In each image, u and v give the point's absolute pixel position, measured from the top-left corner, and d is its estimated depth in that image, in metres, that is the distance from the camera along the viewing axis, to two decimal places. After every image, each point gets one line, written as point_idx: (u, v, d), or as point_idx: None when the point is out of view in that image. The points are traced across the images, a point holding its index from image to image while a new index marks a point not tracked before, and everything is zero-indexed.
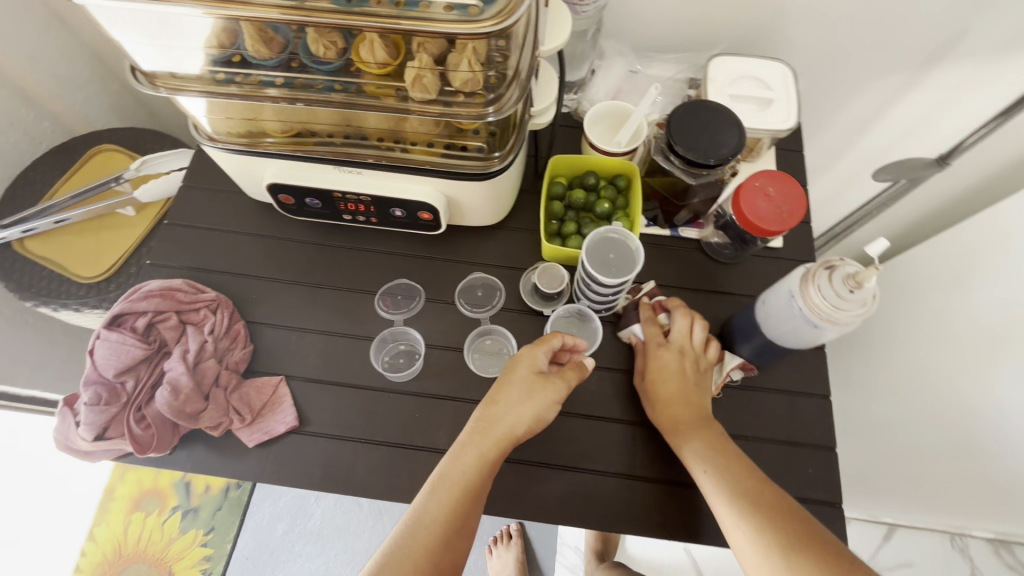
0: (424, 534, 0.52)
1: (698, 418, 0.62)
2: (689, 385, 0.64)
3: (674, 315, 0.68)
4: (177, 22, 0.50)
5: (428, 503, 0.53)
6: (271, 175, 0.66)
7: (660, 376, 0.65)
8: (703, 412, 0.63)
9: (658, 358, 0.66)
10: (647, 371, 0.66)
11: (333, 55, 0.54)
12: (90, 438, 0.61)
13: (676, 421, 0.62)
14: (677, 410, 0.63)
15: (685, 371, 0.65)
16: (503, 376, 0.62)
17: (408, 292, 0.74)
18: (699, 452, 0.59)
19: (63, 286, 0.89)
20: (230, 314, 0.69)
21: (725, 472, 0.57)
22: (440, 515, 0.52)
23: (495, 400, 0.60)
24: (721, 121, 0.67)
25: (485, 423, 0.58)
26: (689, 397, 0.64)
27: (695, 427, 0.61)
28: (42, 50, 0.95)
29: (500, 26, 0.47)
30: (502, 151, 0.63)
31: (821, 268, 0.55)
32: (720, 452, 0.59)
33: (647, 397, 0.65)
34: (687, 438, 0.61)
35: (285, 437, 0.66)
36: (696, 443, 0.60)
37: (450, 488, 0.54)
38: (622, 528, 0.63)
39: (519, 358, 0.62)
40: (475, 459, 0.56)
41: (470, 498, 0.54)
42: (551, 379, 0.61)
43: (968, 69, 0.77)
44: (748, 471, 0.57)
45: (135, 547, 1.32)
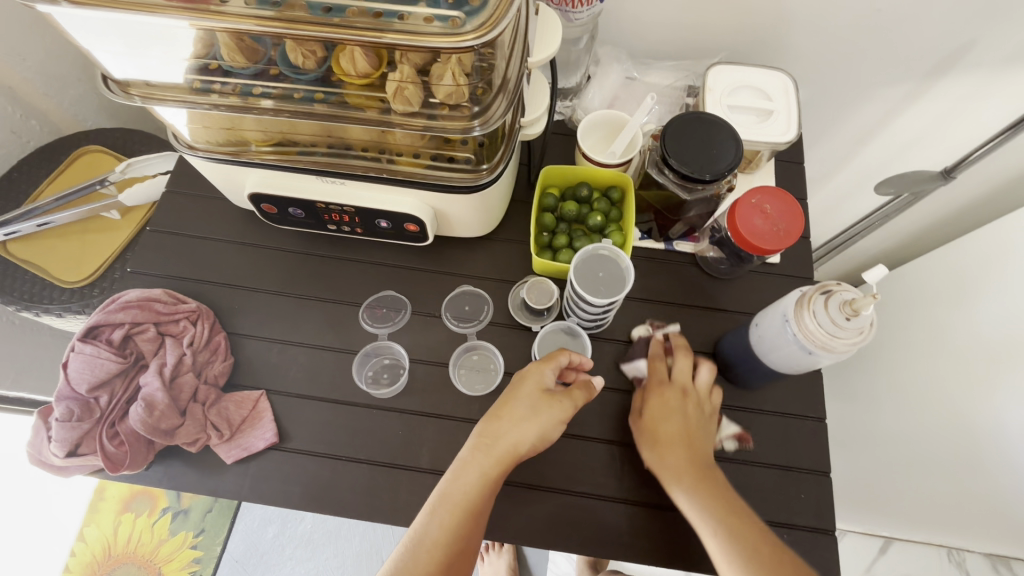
0: (426, 558, 0.50)
1: (700, 469, 0.58)
2: (690, 428, 0.61)
3: (678, 353, 0.67)
4: (145, 29, 0.47)
5: (429, 524, 0.52)
6: (253, 184, 0.64)
7: (660, 415, 0.62)
8: (705, 462, 0.59)
9: (658, 396, 0.63)
10: (647, 410, 0.63)
11: (312, 65, 0.51)
12: (62, 455, 0.60)
13: (676, 472, 0.58)
14: (676, 461, 0.59)
15: (688, 411, 0.63)
16: (510, 392, 0.59)
17: (394, 304, 0.72)
18: (704, 513, 0.54)
19: (47, 290, 0.87)
20: (210, 325, 0.68)
21: (730, 538, 0.52)
22: (442, 538, 0.51)
23: (501, 417, 0.57)
24: (719, 135, 0.64)
25: (488, 439, 0.55)
26: (691, 441, 0.60)
27: (697, 482, 0.57)
28: (28, 47, 0.93)
29: (483, 38, 0.45)
30: (491, 163, 0.61)
31: (817, 293, 0.53)
32: (725, 512, 0.54)
33: (645, 437, 0.62)
34: (689, 494, 0.56)
35: (265, 453, 0.64)
36: (698, 501, 0.55)
37: (451, 509, 0.52)
38: (608, 552, 0.62)
39: (526, 374, 0.60)
40: (477, 477, 0.54)
41: (471, 517, 0.52)
42: (557, 397, 0.59)
43: (975, 79, 0.75)
44: (751, 525, 0.54)
45: (125, 548, 1.31)
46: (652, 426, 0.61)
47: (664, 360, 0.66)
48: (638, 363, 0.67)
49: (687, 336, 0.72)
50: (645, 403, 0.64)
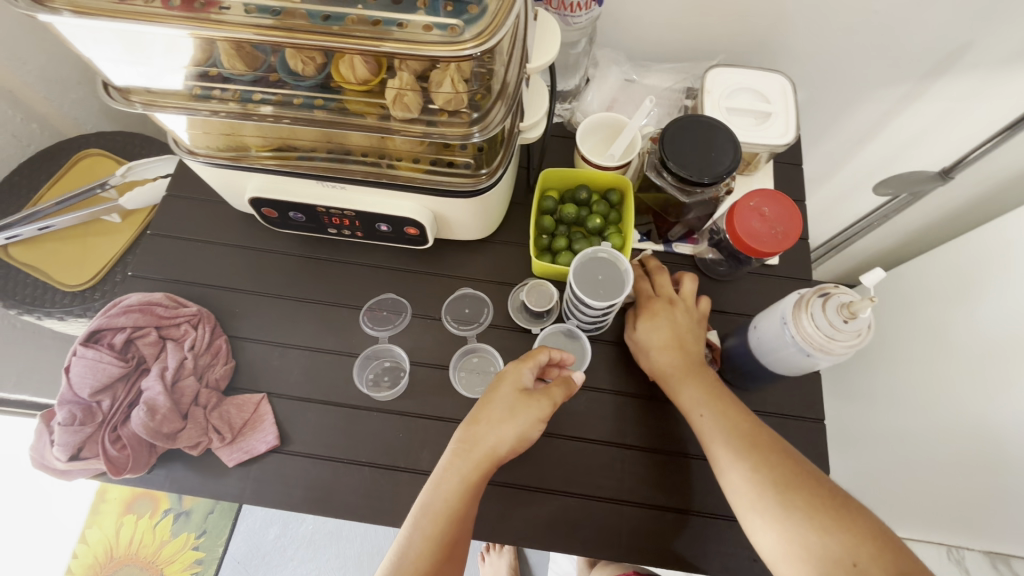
0: (410, 568, 0.50)
1: (693, 364, 0.63)
2: (681, 331, 0.65)
3: (658, 271, 0.70)
4: (145, 38, 0.48)
5: (413, 533, 0.52)
6: (253, 189, 0.64)
7: (651, 326, 0.65)
8: (696, 358, 0.63)
9: (646, 311, 0.67)
10: (639, 324, 0.66)
11: (312, 71, 0.51)
12: (65, 459, 0.60)
13: (671, 367, 0.63)
14: (672, 358, 0.63)
15: (676, 318, 0.65)
16: (488, 392, 0.59)
17: (394, 307, 0.73)
18: (698, 403, 0.59)
19: (48, 294, 0.87)
20: (211, 329, 0.68)
21: (720, 415, 0.58)
22: (426, 546, 0.51)
23: (478, 420, 0.57)
24: (717, 138, 0.65)
25: (467, 444, 0.56)
26: (682, 344, 0.64)
27: (691, 373, 0.62)
28: (28, 51, 0.93)
29: (482, 46, 0.45)
30: (490, 167, 0.62)
31: (815, 296, 0.53)
32: (717, 399, 0.59)
33: (640, 346, 0.66)
34: (686, 386, 0.61)
35: (266, 456, 0.65)
36: (694, 392, 0.60)
37: (432, 518, 0.52)
38: (607, 553, 0.62)
39: (504, 374, 0.60)
40: (457, 483, 0.54)
41: (454, 524, 0.52)
42: (534, 396, 0.59)
43: (974, 80, 0.75)
44: (741, 413, 0.58)
45: (127, 550, 1.32)
46: (645, 336, 0.65)
47: (646, 279, 0.70)
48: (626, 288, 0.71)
49: None
50: (636, 320, 0.67)
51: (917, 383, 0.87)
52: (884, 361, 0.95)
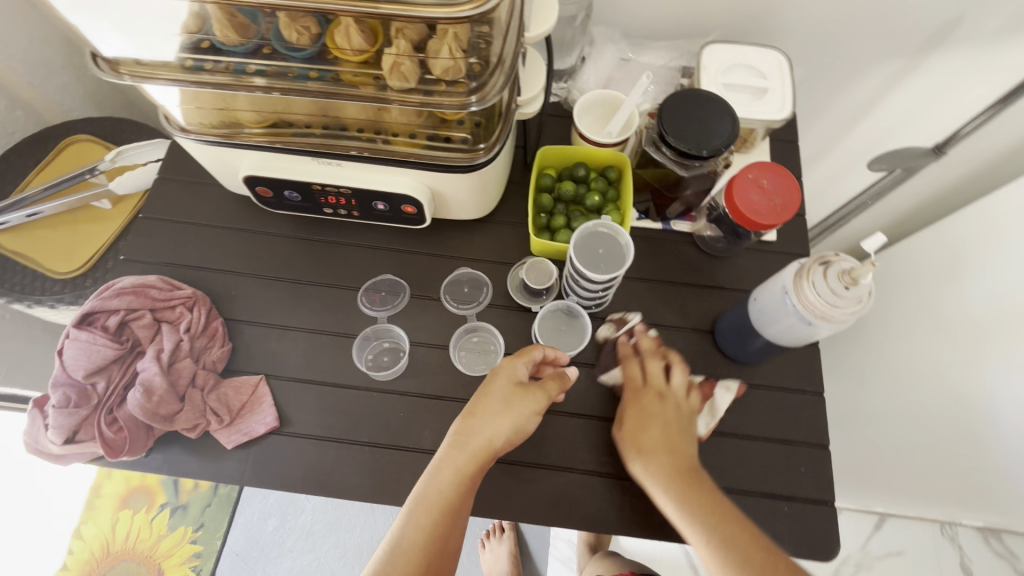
0: (403, 560, 0.49)
1: (687, 472, 0.56)
2: (670, 428, 0.61)
3: (649, 355, 0.67)
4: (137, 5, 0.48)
5: (407, 528, 0.50)
6: (247, 167, 0.64)
7: (640, 424, 0.61)
8: (691, 467, 0.57)
9: (635, 404, 0.63)
10: (626, 417, 0.62)
11: (307, 41, 0.51)
12: (60, 442, 0.59)
13: (662, 477, 0.56)
14: (662, 464, 0.57)
15: (666, 416, 0.62)
16: (481, 388, 0.59)
17: (392, 287, 0.72)
18: (688, 515, 0.52)
19: (38, 282, 0.86)
20: (207, 311, 0.67)
21: (714, 531, 0.51)
22: (420, 538, 0.50)
23: (475, 414, 0.57)
24: (714, 110, 0.65)
25: (462, 436, 0.55)
26: (672, 445, 0.59)
27: (683, 484, 0.55)
28: (10, 34, 0.92)
29: (480, 9, 0.44)
30: (488, 142, 0.61)
31: (816, 264, 0.53)
32: (713, 515, 0.52)
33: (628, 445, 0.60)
34: (678, 499, 0.54)
35: (265, 437, 0.64)
36: (685, 505, 0.53)
37: (427, 509, 0.51)
38: (609, 528, 0.62)
39: (498, 369, 0.60)
40: (452, 475, 0.53)
41: (450, 515, 0.52)
42: (529, 389, 0.59)
43: (967, 54, 0.75)
44: (740, 524, 0.51)
45: (124, 545, 1.31)
46: (633, 435, 0.60)
47: (637, 363, 0.66)
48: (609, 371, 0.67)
49: (685, 315, 0.72)
50: (624, 414, 0.63)
51: (914, 357, 0.87)
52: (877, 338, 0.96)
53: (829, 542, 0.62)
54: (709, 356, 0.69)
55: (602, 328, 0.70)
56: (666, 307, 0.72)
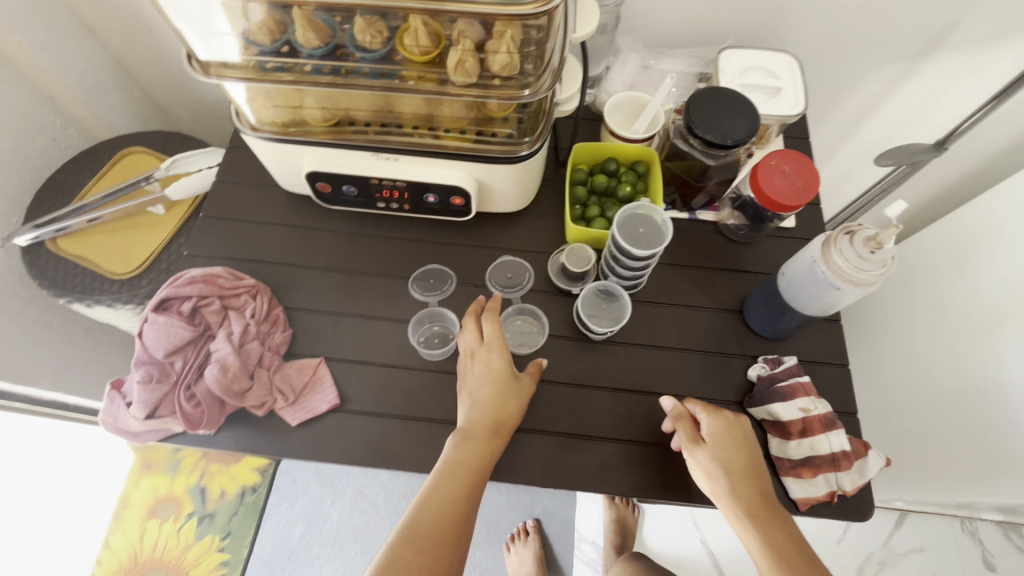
0: (445, 513, 0.57)
1: (767, 501, 0.57)
2: (750, 455, 0.61)
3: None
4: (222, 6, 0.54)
5: (442, 484, 0.59)
6: (311, 163, 0.70)
7: (724, 452, 0.60)
8: (768, 495, 0.58)
9: (723, 427, 0.61)
10: (708, 440, 0.61)
11: (379, 44, 0.58)
12: (141, 417, 0.62)
13: (743, 504, 0.57)
14: (745, 490, 0.58)
15: (749, 441, 0.62)
16: (493, 387, 0.65)
17: (439, 275, 0.77)
18: (769, 546, 0.54)
19: (96, 283, 0.91)
20: (269, 300, 0.72)
21: (784, 559, 0.53)
22: (459, 493, 0.58)
23: (500, 408, 0.64)
24: (736, 106, 0.71)
25: (496, 423, 0.63)
26: (753, 472, 0.59)
27: (760, 519, 0.56)
28: (71, 57, 1.00)
29: (541, 9, 0.51)
30: (531, 137, 0.67)
31: (841, 234, 0.58)
32: (792, 552, 0.53)
33: (707, 469, 0.59)
34: (758, 529, 0.55)
35: (327, 415, 0.68)
36: (766, 538, 0.55)
37: (466, 469, 0.60)
38: (653, 492, 0.66)
39: (496, 363, 0.67)
40: (488, 449, 0.62)
41: (481, 477, 0.60)
42: (524, 377, 0.68)
43: (960, 57, 0.84)
44: (807, 554, 0.53)
45: (152, 554, 1.32)
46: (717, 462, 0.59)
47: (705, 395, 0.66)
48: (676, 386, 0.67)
49: (714, 296, 0.76)
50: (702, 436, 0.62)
51: (930, 343, 0.91)
52: (892, 325, 1.00)
53: (862, 505, 0.65)
54: (738, 333, 0.74)
55: (754, 366, 0.71)
56: (696, 290, 0.77)
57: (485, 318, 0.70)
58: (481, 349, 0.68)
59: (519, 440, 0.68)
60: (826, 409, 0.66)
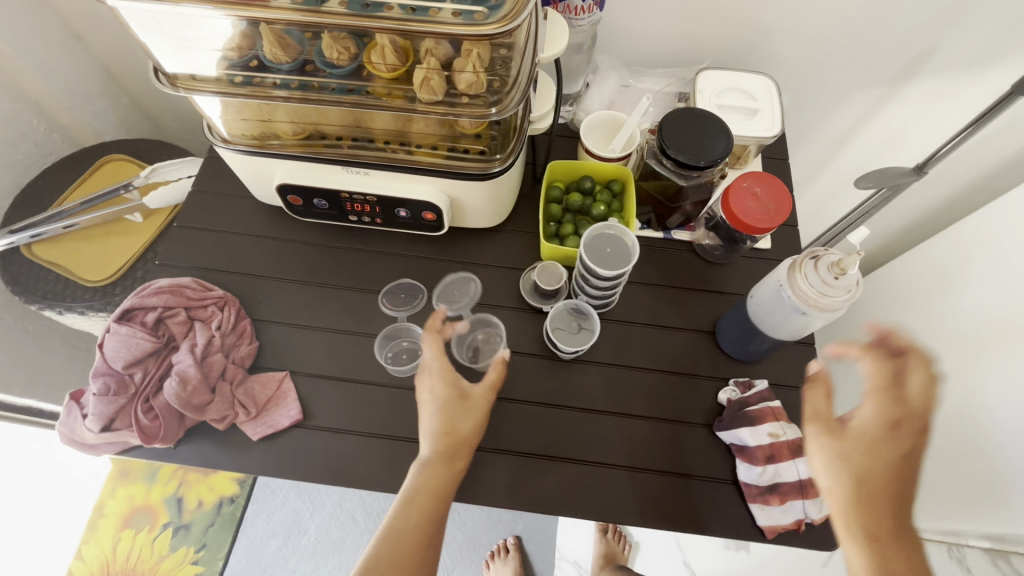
0: (404, 539, 0.56)
1: (897, 519, 0.48)
2: (900, 462, 0.50)
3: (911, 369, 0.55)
4: (188, 20, 0.54)
5: (401, 514, 0.57)
6: (281, 176, 0.69)
7: (862, 447, 0.52)
8: (904, 513, 0.48)
9: (877, 425, 0.52)
10: (853, 429, 0.53)
11: (346, 60, 0.58)
12: (96, 430, 0.62)
13: (861, 511, 0.48)
14: (870, 496, 0.49)
15: (911, 447, 0.51)
16: (440, 414, 0.62)
17: (411, 290, 0.76)
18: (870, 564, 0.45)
19: (69, 290, 0.90)
20: (237, 312, 0.71)
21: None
22: (414, 523, 0.57)
23: (453, 433, 0.61)
24: (710, 126, 0.71)
25: (448, 448, 0.61)
26: (895, 478, 0.49)
27: (876, 543, 0.46)
28: (56, 63, 1.00)
29: (504, 29, 0.50)
30: (503, 154, 0.67)
31: (806, 259, 0.57)
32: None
33: (839, 458, 0.52)
34: (867, 541, 0.47)
35: (290, 430, 0.67)
36: (873, 555, 0.46)
37: (425, 494, 0.58)
38: (620, 517, 0.65)
39: (437, 387, 0.64)
40: (444, 471, 0.60)
41: (442, 499, 0.59)
42: (474, 392, 0.64)
43: (941, 81, 0.84)
44: None
45: (124, 566, 1.29)
46: (848, 460, 0.51)
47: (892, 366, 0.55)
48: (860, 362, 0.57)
49: (687, 316, 0.76)
50: (851, 428, 0.53)
51: None
52: None
53: (831, 535, 0.64)
54: (710, 355, 0.73)
55: (724, 389, 0.70)
56: (669, 310, 0.76)
57: (429, 339, 0.67)
58: (423, 374, 0.66)
59: (484, 459, 0.67)
60: (795, 434, 0.65)
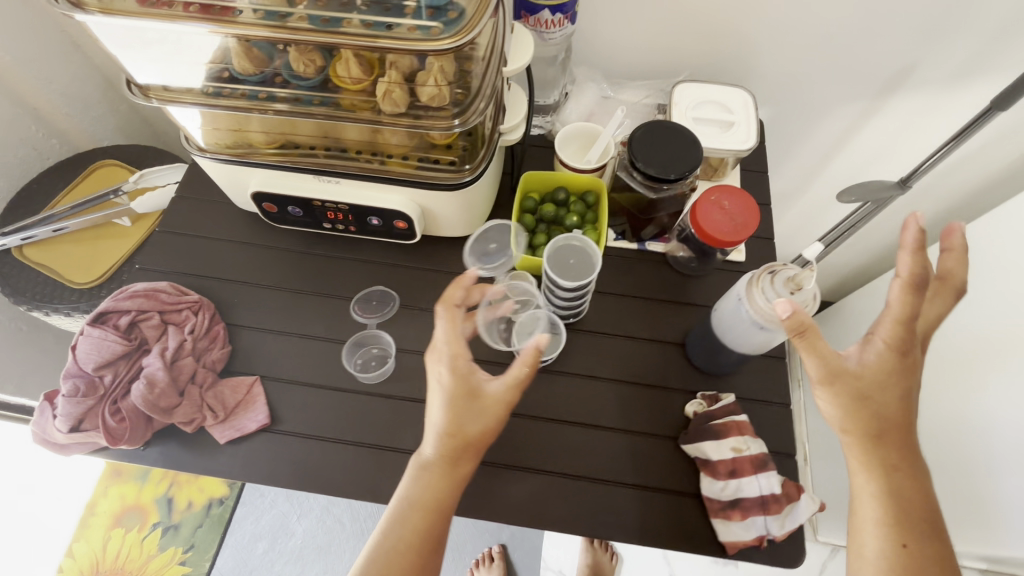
0: (401, 554, 0.54)
1: (898, 441, 0.55)
2: (907, 389, 0.54)
3: (932, 295, 0.56)
4: (157, 35, 0.55)
5: (394, 528, 0.55)
6: (257, 184, 0.71)
7: (874, 386, 0.53)
8: (903, 433, 0.55)
9: (891, 364, 0.53)
10: (869, 369, 0.53)
11: (312, 72, 0.59)
12: (65, 430, 0.63)
13: (874, 445, 0.54)
14: (880, 427, 0.54)
15: (912, 373, 0.54)
16: (448, 412, 0.57)
17: (383, 297, 0.77)
18: (880, 493, 0.54)
19: (57, 291, 0.92)
20: (211, 316, 0.72)
21: (892, 511, 0.53)
22: (411, 538, 0.55)
23: (457, 435, 0.56)
24: (679, 138, 0.71)
25: (451, 452, 0.56)
26: (899, 405, 0.54)
27: (891, 475, 0.54)
28: (54, 71, 1.03)
29: (458, 43, 0.51)
30: (472, 164, 0.68)
31: (765, 273, 0.58)
32: (903, 503, 0.53)
33: (859, 397, 0.53)
34: (879, 472, 0.54)
35: (257, 434, 0.68)
36: (883, 484, 0.54)
37: (421, 510, 0.56)
38: (581, 528, 0.64)
39: (449, 381, 0.57)
40: (443, 482, 0.56)
41: (439, 513, 0.56)
42: (487, 391, 0.57)
43: (925, 96, 0.84)
44: (916, 501, 0.54)
45: (112, 565, 1.30)
46: (869, 401, 0.53)
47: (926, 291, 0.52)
48: (894, 286, 0.53)
49: (658, 328, 0.76)
50: (865, 359, 0.54)
51: None
52: None
53: (793, 552, 0.64)
54: (679, 367, 0.73)
55: (691, 402, 0.70)
56: (640, 321, 0.76)
57: (446, 313, 0.60)
58: (433, 355, 0.60)
59: None
60: (759, 449, 0.65)
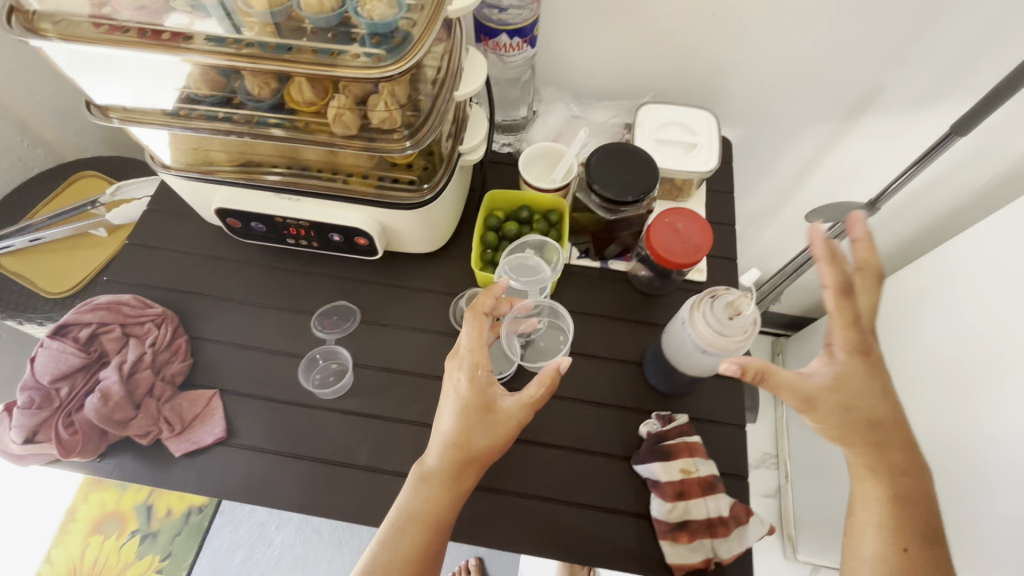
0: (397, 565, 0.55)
1: (896, 442, 0.56)
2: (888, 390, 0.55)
3: (861, 286, 0.58)
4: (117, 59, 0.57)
5: (393, 540, 0.56)
6: (221, 200, 0.71)
7: (852, 393, 0.54)
8: (901, 433, 0.56)
9: (858, 369, 0.54)
10: (843, 377, 0.54)
11: (267, 94, 0.60)
12: (20, 441, 0.64)
13: (871, 451, 0.55)
14: (870, 433, 0.55)
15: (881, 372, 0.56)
16: (459, 421, 0.57)
17: (345, 312, 0.78)
18: (883, 498, 0.55)
19: (31, 301, 0.93)
20: (173, 329, 0.73)
21: (893, 515, 0.55)
22: (408, 556, 0.55)
23: (464, 446, 0.56)
24: (636, 161, 0.72)
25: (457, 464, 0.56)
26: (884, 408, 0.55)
27: (895, 478, 0.56)
28: (39, 85, 1.05)
29: (400, 70, 0.53)
30: (431, 183, 0.69)
31: (705, 298, 0.61)
32: (904, 505, 0.55)
33: (841, 406, 0.55)
34: (882, 477, 0.56)
35: (213, 448, 0.69)
36: (887, 490, 0.55)
37: (416, 525, 0.56)
38: (531, 548, 0.64)
39: (464, 391, 0.57)
40: (441, 498, 0.57)
41: (435, 530, 0.57)
42: (501, 406, 0.57)
43: (892, 118, 0.85)
44: (918, 500, 0.56)
45: (89, 572, 1.30)
46: (855, 411, 0.55)
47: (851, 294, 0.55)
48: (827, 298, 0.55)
49: (616, 347, 0.76)
50: (837, 372, 0.55)
51: None
52: None
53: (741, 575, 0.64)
54: (635, 386, 0.73)
55: (646, 422, 0.70)
56: (599, 340, 0.77)
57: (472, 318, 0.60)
58: (456, 360, 0.60)
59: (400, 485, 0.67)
60: (708, 471, 0.66)
